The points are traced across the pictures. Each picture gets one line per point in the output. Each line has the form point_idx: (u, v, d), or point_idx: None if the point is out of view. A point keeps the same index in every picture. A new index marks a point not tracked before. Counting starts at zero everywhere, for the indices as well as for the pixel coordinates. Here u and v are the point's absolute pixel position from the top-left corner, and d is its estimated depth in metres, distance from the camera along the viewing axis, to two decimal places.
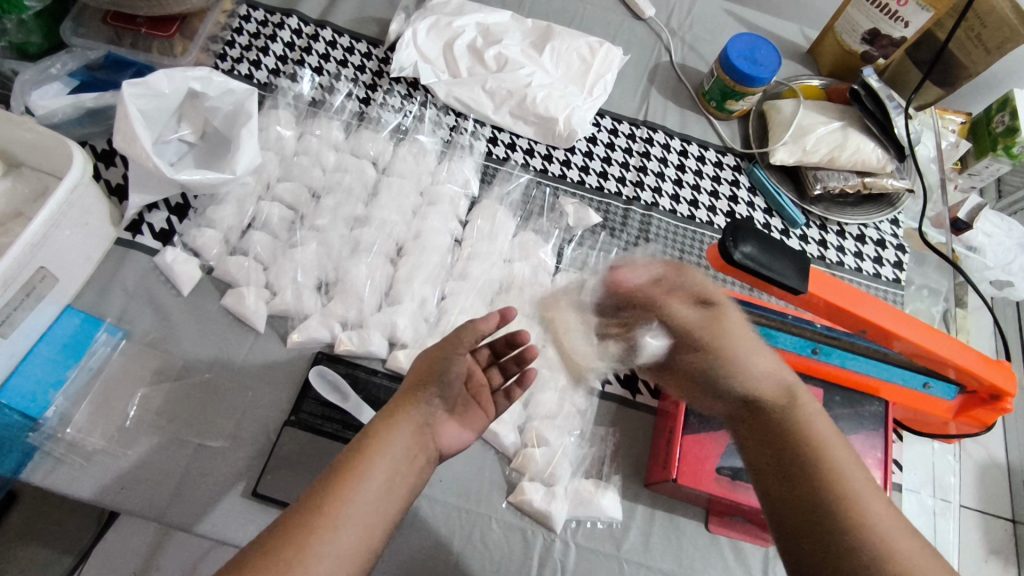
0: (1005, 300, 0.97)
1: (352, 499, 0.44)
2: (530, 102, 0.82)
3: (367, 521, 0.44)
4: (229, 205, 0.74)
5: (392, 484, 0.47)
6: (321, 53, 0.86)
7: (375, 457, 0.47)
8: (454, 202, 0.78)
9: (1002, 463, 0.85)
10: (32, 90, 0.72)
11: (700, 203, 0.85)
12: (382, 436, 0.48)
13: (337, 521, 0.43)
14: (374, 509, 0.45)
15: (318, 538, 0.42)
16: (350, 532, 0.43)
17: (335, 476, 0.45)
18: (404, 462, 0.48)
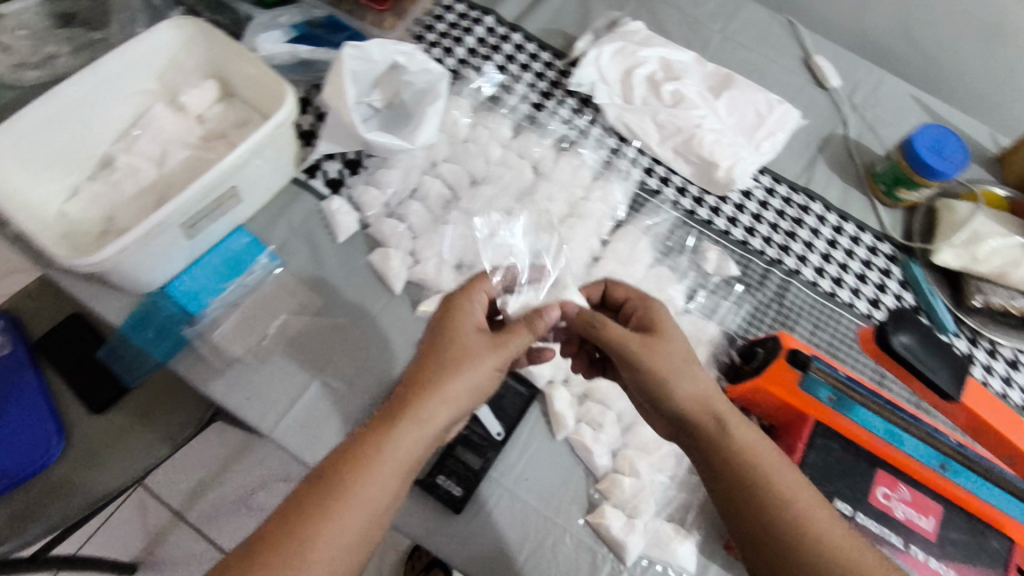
0: None
1: (352, 500, 0.45)
2: (696, 143, 0.83)
3: (371, 512, 0.46)
4: (398, 171, 0.79)
5: (398, 466, 0.48)
6: (507, 54, 0.90)
7: (377, 458, 0.47)
8: (600, 220, 0.80)
9: None
10: (260, 33, 0.81)
11: (844, 283, 0.82)
12: (378, 447, 0.47)
13: (340, 514, 0.45)
14: (374, 502, 0.46)
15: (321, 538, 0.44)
16: (348, 526, 0.45)
17: (333, 473, 0.46)
18: (409, 452, 0.48)
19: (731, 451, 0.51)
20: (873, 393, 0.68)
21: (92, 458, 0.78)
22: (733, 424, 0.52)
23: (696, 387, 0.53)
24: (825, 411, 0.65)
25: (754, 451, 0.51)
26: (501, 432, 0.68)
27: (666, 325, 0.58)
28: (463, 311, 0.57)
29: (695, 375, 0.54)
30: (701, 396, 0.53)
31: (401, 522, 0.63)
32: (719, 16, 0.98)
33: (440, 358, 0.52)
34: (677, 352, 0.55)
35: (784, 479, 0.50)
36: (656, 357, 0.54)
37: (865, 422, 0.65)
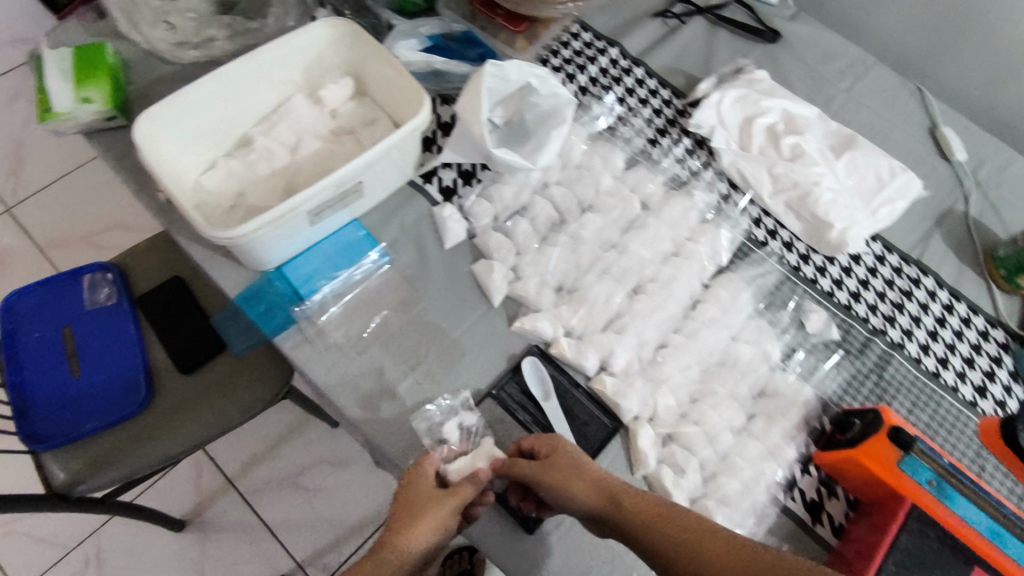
0: None
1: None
2: (811, 201, 0.81)
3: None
4: (510, 187, 0.81)
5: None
6: (628, 87, 0.91)
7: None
8: (703, 263, 0.79)
9: None
10: (399, 39, 0.84)
11: (950, 364, 0.78)
12: None
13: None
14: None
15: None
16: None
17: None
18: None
19: (638, 518, 0.55)
20: (976, 485, 0.65)
21: (164, 422, 0.84)
22: (631, 499, 0.56)
23: (595, 482, 0.58)
24: (924, 494, 0.62)
25: (672, 511, 0.55)
26: None
27: (562, 441, 0.62)
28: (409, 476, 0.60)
29: (592, 475, 0.59)
30: (604, 487, 0.58)
31: (473, 532, 0.64)
32: (845, 76, 0.97)
33: (401, 511, 0.57)
34: (569, 458, 0.60)
35: (707, 538, 0.52)
36: (564, 463, 0.59)
37: (966, 515, 0.62)
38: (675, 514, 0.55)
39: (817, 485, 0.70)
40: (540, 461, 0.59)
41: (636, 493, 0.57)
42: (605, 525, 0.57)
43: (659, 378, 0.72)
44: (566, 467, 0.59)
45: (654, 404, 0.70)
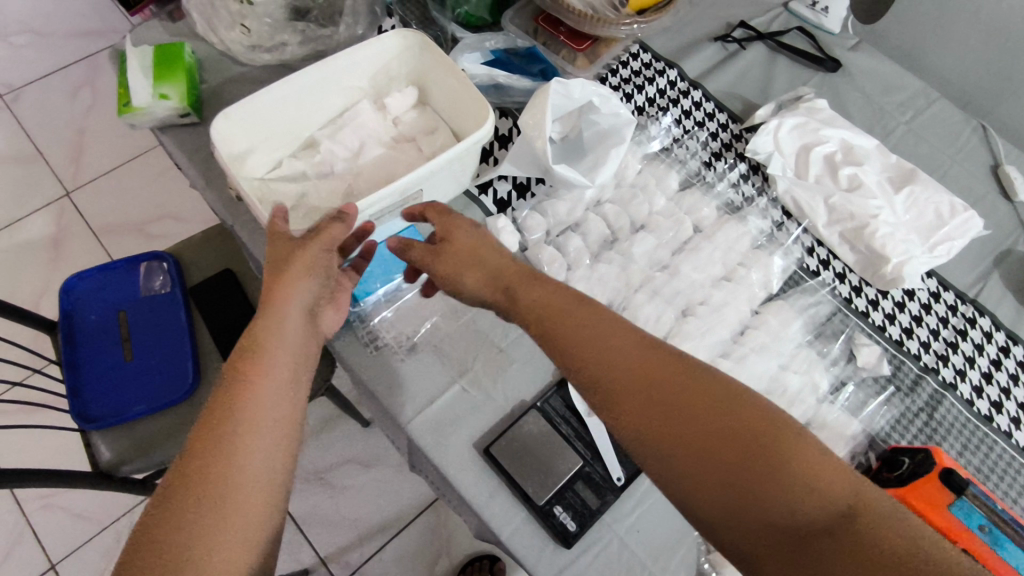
0: None
1: (257, 422, 0.50)
2: (868, 233, 0.80)
3: (277, 423, 0.51)
4: (564, 203, 0.81)
5: (287, 382, 0.54)
6: (685, 110, 0.92)
7: (263, 384, 0.52)
8: (753, 290, 0.79)
9: None
10: (464, 53, 0.87)
11: (1004, 409, 0.77)
12: (256, 381, 0.52)
13: (252, 437, 0.49)
14: (280, 410, 0.52)
15: (244, 454, 0.48)
16: (269, 445, 0.50)
17: (234, 404, 0.50)
18: (290, 364, 0.55)
19: (557, 319, 0.59)
20: None
21: (199, 417, 0.85)
22: (529, 288, 0.62)
23: (486, 269, 0.64)
24: (976, 540, 0.60)
25: (585, 309, 0.59)
26: (622, 478, 0.66)
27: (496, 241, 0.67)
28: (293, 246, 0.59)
29: (510, 278, 0.63)
30: (503, 272, 0.64)
31: (510, 542, 0.64)
32: (907, 109, 0.96)
33: (272, 272, 0.58)
34: (461, 237, 0.65)
35: (617, 342, 0.57)
36: (461, 245, 0.65)
37: (1016, 563, 0.59)
38: (619, 326, 0.58)
39: None
40: (435, 247, 0.65)
41: (589, 305, 0.60)
42: (503, 311, 0.64)
43: None
44: (450, 235, 0.65)
45: None
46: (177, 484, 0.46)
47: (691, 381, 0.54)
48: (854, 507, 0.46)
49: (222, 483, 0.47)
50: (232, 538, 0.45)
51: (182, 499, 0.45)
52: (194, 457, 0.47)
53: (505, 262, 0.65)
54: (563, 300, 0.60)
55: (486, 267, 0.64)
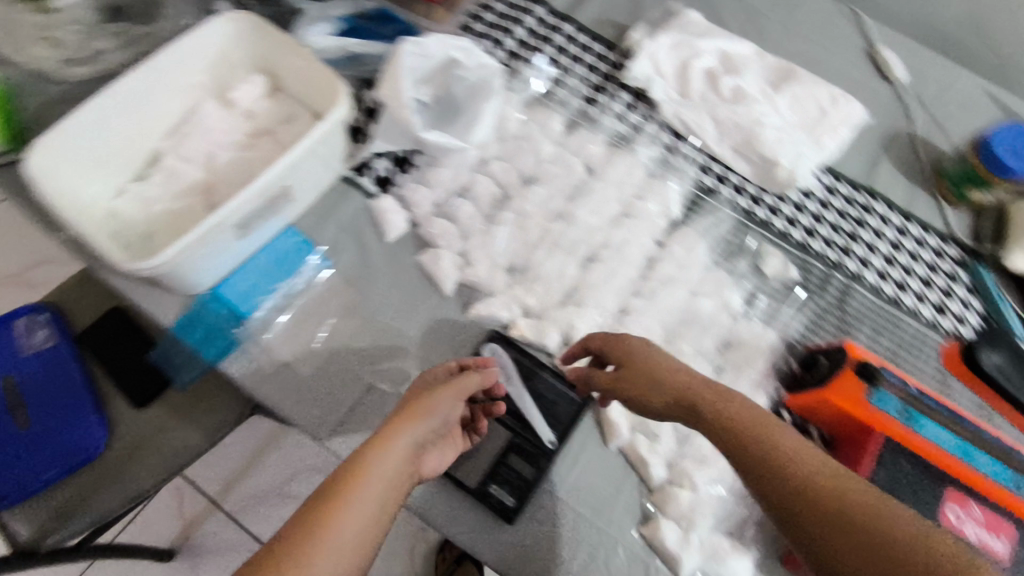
0: None
1: (333, 535, 0.42)
2: (757, 142, 0.80)
3: (354, 543, 0.42)
4: (447, 169, 0.77)
5: (380, 498, 0.45)
6: (559, 46, 0.87)
7: (354, 497, 0.44)
8: (654, 221, 0.77)
9: None
10: (309, 26, 0.79)
11: (908, 287, 0.79)
12: (363, 468, 0.46)
13: (320, 552, 0.41)
14: (362, 526, 0.43)
15: (307, 566, 0.40)
16: (336, 566, 0.41)
17: (314, 508, 0.43)
18: (391, 483, 0.47)
19: (711, 411, 0.52)
20: (938, 405, 0.66)
21: (96, 482, 0.70)
22: (712, 405, 0.53)
23: (667, 393, 0.55)
24: (896, 425, 0.63)
25: (730, 409, 0.52)
26: (554, 441, 0.67)
27: (626, 334, 0.61)
28: (424, 393, 0.54)
29: (694, 390, 0.54)
30: (694, 390, 0.54)
31: (454, 533, 0.63)
32: (779, 5, 0.94)
33: (405, 409, 0.52)
34: (663, 363, 0.57)
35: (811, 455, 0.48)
36: (643, 366, 0.58)
37: (933, 437, 0.63)
38: (744, 403, 0.53)
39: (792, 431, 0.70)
40: (618, 373, 0.59)
41: (673, 368, 0.56)
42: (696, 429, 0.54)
43: None
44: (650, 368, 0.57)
45: None
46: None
47: (786, 459, 0.48)
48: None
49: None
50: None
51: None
52: (258, 568, 0.40)
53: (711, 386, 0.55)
54: (733, 407, 0.52)
55: (672, 385, 0.55)
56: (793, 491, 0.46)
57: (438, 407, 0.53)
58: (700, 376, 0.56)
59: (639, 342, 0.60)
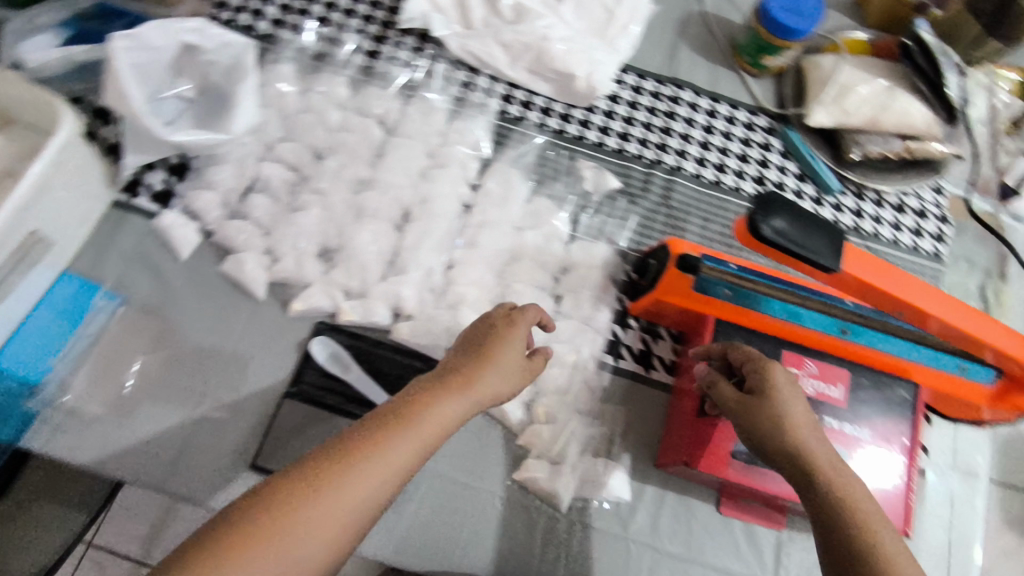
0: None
1: (341, 485, 0.41)
2: (547, 57, 0.77)
3: (359, 501, 0.42)
4: (229, 166, 0.70)
5: (404, 464, 0.44)
6: (326, 2, 0.80)
7: (381, 454, 0.43)
8: (464, 164, 0.74)
9: None
10: (23, 41, 0.69)
11: (728, 168, 0.79)
12: (405, 423, 0.45)
13: (323, 497, 0.41)
14: (374, 486, 0.42)
15: (305, 503, 0.40)
16: (333, 515, 0.41)
17: (335, 451, 0.43)
18: (422, 449, 0.45)
19: (788, 437, 0.51)
20: (765, 277, 0.66)
21: None
22: (797, 442, 0.51)
23: (805, 422, 0.52)
24: (723, 308, 0.65)
25: (802, 436, 0.51)
26: None
27: (766, 360, 0.55)
28: (485, 348, 0.53)
29: (812, 437, 0.51)
30: (805, 441, 0.51)
31: None
32: None
33: (464, 363, 0.51)
34: (804, 411, 0.53)
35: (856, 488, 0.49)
36: (783, 410, 0.52)
37: (762, 309, 0.65)
38: (810, 424, 0.53)
39: (642, 335, 0.71)
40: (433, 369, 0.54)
41: (792, 405, 0.53)
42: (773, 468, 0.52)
43: (456, 301, 0.69)
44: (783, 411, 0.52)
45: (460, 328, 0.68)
46: (241, 505, 0.40)
47: (835, 483, 0.49)
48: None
49: (278, 530, 0.39)
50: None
51: (229, 534, 0.38)
52: (270, 491, 0.41)
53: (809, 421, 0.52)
54: (790, 419, 0.52)
55: (807, 426, 0.52)
56: (830, 517, 0.48)
57: (493, 378, 0.51)
58: (804, 402, 0.54)
59: (772, 372, 0.54)
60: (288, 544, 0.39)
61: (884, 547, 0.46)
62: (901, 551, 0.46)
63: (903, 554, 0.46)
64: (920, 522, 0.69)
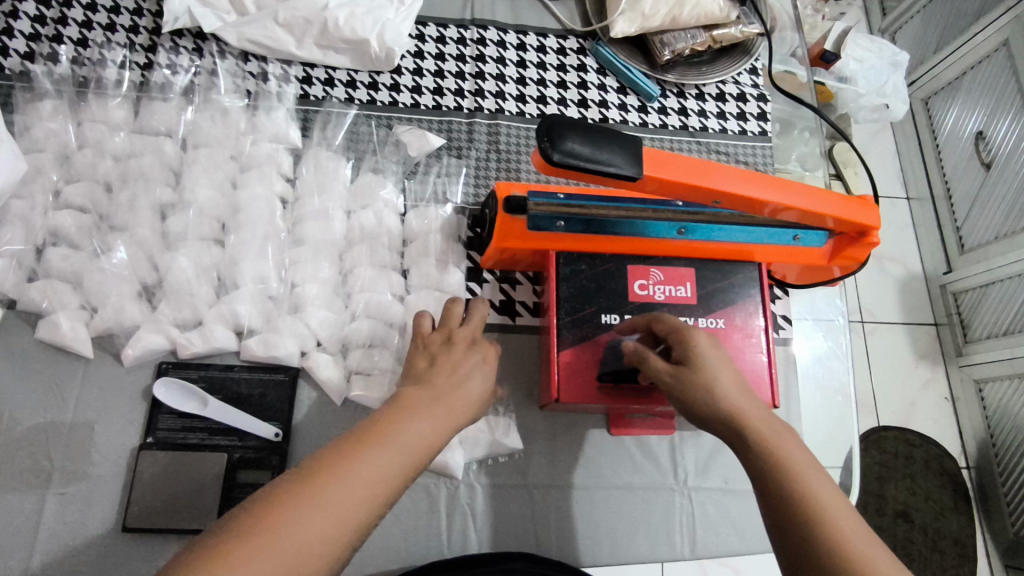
0: (901, 139, 1.32)
1: (319, 505, 0.36)
2: (332, 27, 0.73)
3: (345, 525, 0.36)
4: (13, 227, 0.64)
5: (388, 483, 0.39)
6: (80, 21, 0.73)
7: (359, 471, 0.38)
8: (275, 159, 0.70)
9: (918, 274, 1.25)
10: None
11: (548, 98, 0.78)
12: (378, 453, 0.39)
13: (305, 520, 0.35)
14: (361, 508, 0.37)
15: (280, 528, 0.34)
16: (315, 538, 0.35)
17: (308, 472, 0.37)
18: (405, 465, 0.40)
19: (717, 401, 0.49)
20: (595, 200, 0.65)
21: None
22: (729, 404, 0.49)
23: (738, 385, 0.50)
24: (561, 240, 0.64)
25: (732, 400, 0.49)
26: (280, 432, 0.62)
27: (689, 329, 0.54)
28: (460, 354, 0.49)
29: (744, 399, 0.49)
30: (734, 402, 0.49)
31: None
32: None
33: (437, 369, 0.47)
34: (731, 374, 0.51)
35: (792, 446, 0.47)
36: (710, 371, 0.50)
37: (599, 231, 0.65)
38: (739, 389, 0.50)
39: (500, 286, 0.71)
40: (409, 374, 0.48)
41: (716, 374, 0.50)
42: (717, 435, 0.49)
43: (299, 303, 0.65)
44: (710, 373, 0.50)
45: (310, 329, 0.65)
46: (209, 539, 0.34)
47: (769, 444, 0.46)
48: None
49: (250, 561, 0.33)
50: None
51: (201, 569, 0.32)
52: (245, 519, 0.35)
53: (741, 388, 0.50)
54: (719, 380, 0.50)
55: (738, 390, 0.50)
56: (767, 482, 0.45)
57: (471, 386, 0.47)
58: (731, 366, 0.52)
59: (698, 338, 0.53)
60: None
61: (823, 503, 0.43)
62: (839, 505, 0.44)
63: (845, 511, 0.43)
64: (792, 384, 0.73)
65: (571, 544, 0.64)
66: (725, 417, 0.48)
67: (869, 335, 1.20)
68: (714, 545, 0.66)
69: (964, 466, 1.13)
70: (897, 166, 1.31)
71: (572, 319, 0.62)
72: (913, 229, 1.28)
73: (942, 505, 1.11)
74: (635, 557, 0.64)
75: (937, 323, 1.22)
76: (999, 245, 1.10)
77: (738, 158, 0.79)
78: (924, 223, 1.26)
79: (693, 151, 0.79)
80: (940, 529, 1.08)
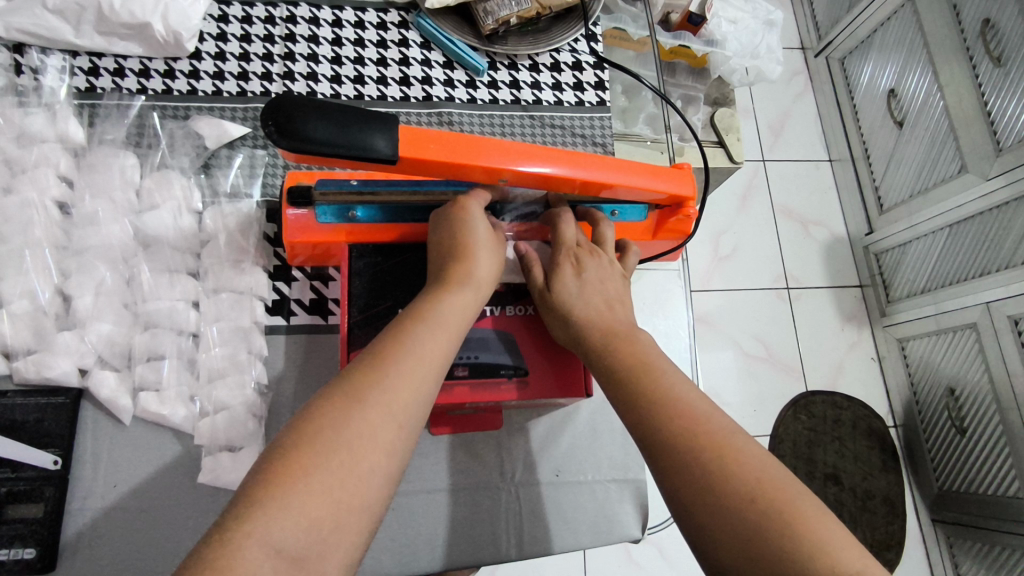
0: (828, 111, 1.35)
1: (371, 398, 0.38)
2: (108, 11, 0.66)
3: (398, 400, 0.39)
4: None
5: (433, 368, 0.42)
6: None
7: (404, 362, 0.41)
8: (50, 161, 0.63)
9: (843, 237, 1.29)
10: None
11: (366, 77, 0.73)
12: (406, 333, 0.43)
13: (364, 411, 0.38)
14: (412, 378, 0.40)
15: (344, 420, 0.37)
16: (378, 428, 0.37)
17: (359, 372, 0.40)
18: (442, 349, 0.44)
19: (569, 309, 0.52)
20: (392, 183, 0.59)
21: None
22: (580, 307, 0.52)
23: (596, 284, 0.53)
24: (357, 231, 0.60)
25: (581, 309, 0.52)
26: (59, 459, 0.57)
27: (572, 231, 0.57)
28: (470, 234, 0.52)
29: (600, 307, 0.52)
30: (591, 312, 0.52)
31: None
32: None
33: (455, 256, 0.50)
34: (594, 272, 0.54)
35: (626, 341, 0.49)
36: (568, 277, 0.54)
37: (399, 218, 0.60)
38: (595, 282, 0.54)
39: (310, 284, 0.66)
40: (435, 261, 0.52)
41: (583, 289, 0.53)
42: (582, 342, 0.51)
43: (75, 318, 0.60)
44: (569, 281, 0.53)
45: (87, 345, 0.59)
46: (285, 437, 0.36)
47: (653, 378, 0.45)
48: (770, 499, 0.36)
49: (323, 454, 0.35)
50: (298, 520, 0.33)
51: (273, 476, 0.34)
52: (295, 429, 0.36)
53: (598, 289, 0.53)
54: (573, 283, 0.53)
55: (597, 288, 0.53)
56: (616, 386, 0.46)
57: (481, 260, 0.51)
58: (617, 279, 0.55)
59: (628, 264, 0.60)
60: (349, 467, 0.35)
61: (672, 395, 0.43)
62: (689, 396, 0.43)
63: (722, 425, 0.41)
64: None
65: (387, 556, 0.60)
66: (577, 324, 0.51)
67: (795, 300, 1.22)
68: (543, 541, 0.62)
69: (891, 425, 1.17)
70: (821, 134, 1.36)
71: (365, 316, 0.57)
72: (837, 191, 1.32)
73: (870, 465, 1.13)
74: (455, 563, 0.61)
75: (862, 283, 1.25)
76: (913, 203, 1.13)
77: (574, 131, 0.74)
78: (845, 184, 1.30)
79: (525, 126, 0.74)
80: (868, 489, 1.11)
